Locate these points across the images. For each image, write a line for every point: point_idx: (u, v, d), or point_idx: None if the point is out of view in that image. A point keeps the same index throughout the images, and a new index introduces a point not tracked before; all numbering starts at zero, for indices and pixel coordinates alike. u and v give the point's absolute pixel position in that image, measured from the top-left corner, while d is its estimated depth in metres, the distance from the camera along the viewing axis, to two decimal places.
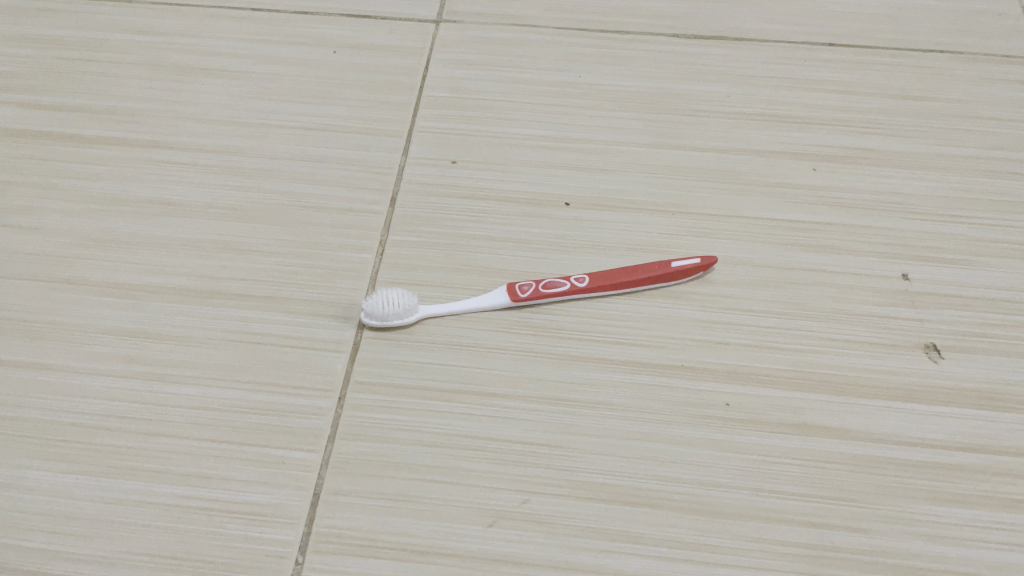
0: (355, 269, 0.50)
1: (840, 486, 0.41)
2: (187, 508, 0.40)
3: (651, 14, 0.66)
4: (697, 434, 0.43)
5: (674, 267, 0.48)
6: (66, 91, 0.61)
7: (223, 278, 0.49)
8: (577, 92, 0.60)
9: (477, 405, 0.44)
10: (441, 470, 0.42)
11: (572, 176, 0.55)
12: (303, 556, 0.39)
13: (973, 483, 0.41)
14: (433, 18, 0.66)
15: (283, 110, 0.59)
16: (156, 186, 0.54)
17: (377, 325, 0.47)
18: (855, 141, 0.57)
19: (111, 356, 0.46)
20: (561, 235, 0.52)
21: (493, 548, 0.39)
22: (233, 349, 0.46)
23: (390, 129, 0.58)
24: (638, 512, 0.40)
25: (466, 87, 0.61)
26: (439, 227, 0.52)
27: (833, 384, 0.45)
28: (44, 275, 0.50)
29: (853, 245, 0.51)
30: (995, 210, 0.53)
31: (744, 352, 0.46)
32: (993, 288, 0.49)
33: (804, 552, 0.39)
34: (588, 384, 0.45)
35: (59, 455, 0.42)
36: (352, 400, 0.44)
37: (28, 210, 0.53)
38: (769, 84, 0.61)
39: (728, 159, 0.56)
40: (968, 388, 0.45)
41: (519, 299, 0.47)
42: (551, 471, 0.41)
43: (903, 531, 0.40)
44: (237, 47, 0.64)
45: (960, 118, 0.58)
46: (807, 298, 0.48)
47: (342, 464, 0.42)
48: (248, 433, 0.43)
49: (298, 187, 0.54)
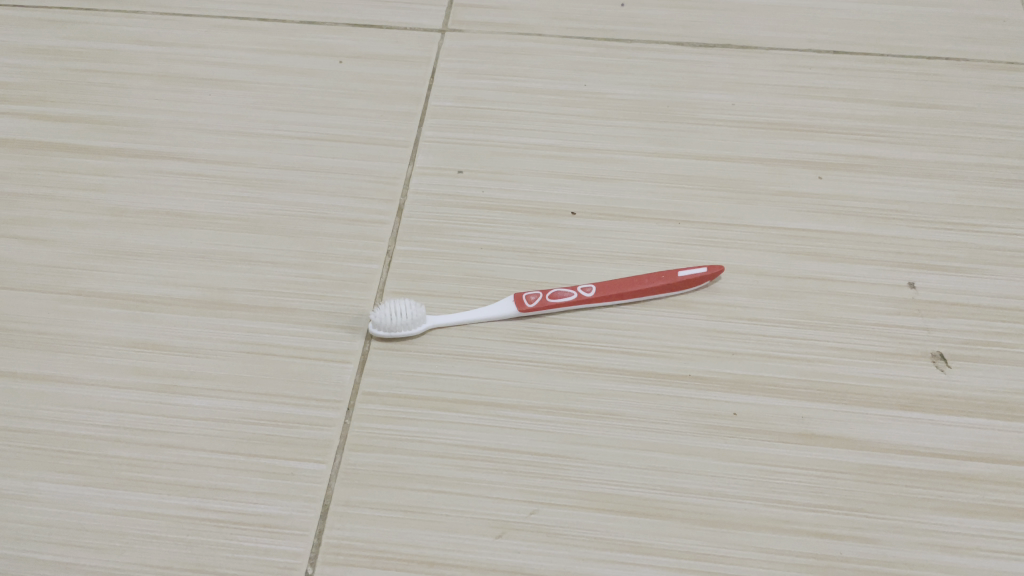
0: (363, 279, 0.50)
1: (848, 496, 0.41)
2: (196, 520, 0.40)
3: (655, 22, 0.66)
4: (705, 444, 0.43)
5: (681, 276, 0.48)
6: (75, 102, 0.61)
7: (231, 289, 0.50)
8: (582, 100, 0.61)
9: (485, 416, 0.44)
10: (450, 480, 0.42)
11: (578, 185, 0.55)
12: (313, 566, 0.39)
13: (980, 493, 0.41)
14: (439, 26, 0.66)
15: (290, 120, 0.59)
16: (164, 197, 0.55)
17: (385, 336, 0.47)
18: (860, 149, 0.57)
19: (120, 368, 0.46)
20: (569, 245, 0.52)
21: (502, 558, 0.39)
22: (242, 360, 0.46)
23: (397, 139, 0.58)
24: (648, 523, 0.40)
25: (472, 96, 0.61)
26: (446, 237, 0.52)
27: (841, 393, 0.45)
28: (53, 287, 0.50)
29: (859, 254, 0.51)
30: (1000, 217, 0.53)
31: (752, 362, 0.46)
32: (999, 297, 0.49)
33: (814, 562, 0.39)
34: (597, 394, 0.45)
35: (69, 466, 0.42)
36: (362, 411, 0.44)
37: (36, 221, 0.53)
38: (774, 92, 0.61)
39: (734, 167, 0.56)
40: (975, 397, 0.45)
41: (526, 309, 0.48)
42: (559, 482, 0.42)
43: (911, 541, 0.40)
44: (244, 56, 0.64)
45: (964, 126, 0.58)
46: (814, 307, 0.49)
47: (352, 475, 0.42)
48: (258, 445, 0.43)
49: (305, 197, 0.54)
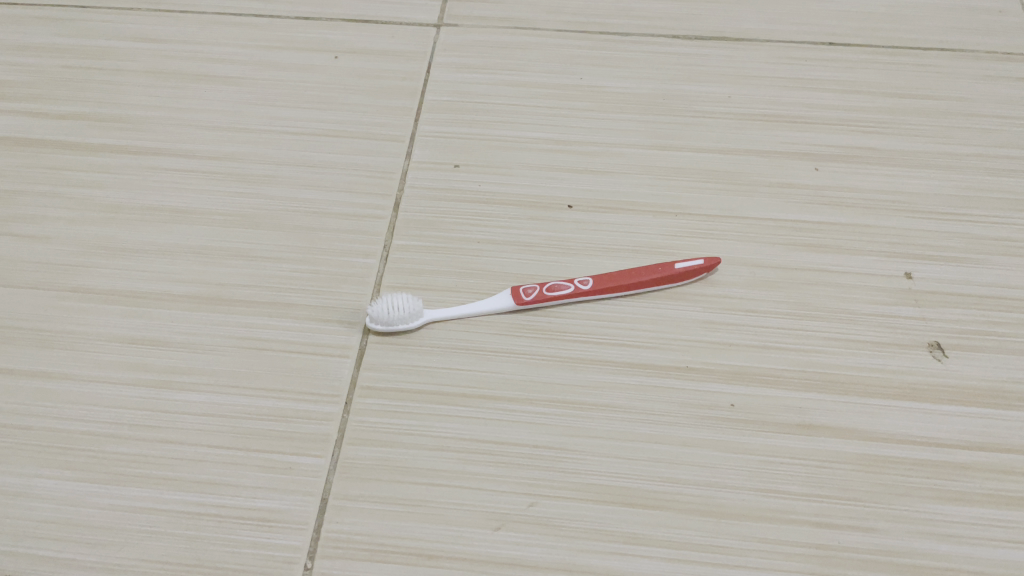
0: (360, 274, 0.50)
1: (846, 486, 0.41)
2: (195, 515, 0.40)
3: (650, 15, 0.66)
4: (703, 435, 0.43)
5: (677, 268, 0.48)
6: (70, 99, 0.61)
7: (228, 284, 0.50)
8: (579, 94, 0.61)
9: (483, 409, 0.44)
10: (448, 473, 0.42)
11: (574, 178, 0.55)
12: (312, 561, 0.39)
13: (977, 481, 0.41)
14: (435, 21, 0.66)
15: (286, 116, 0.59)
16: (161, 194, 0.55)
17: (382, 330, 0.47)
18: (856, 140, 0.57)
19: (119, 364, 0.46)
20: (565, 238, 0.52)
21: (501, 550, 0.39)
22: (240, 355, 0.46)
23: (394, 134, 0.58)
24: (646, 514, 0.40)
25: (468, 90, 0.61)
26: (443, 231, 0.52)
27: (838, 384, 0.45)
28: (51, 284, 0.50)
29: (856, 245, 0.51)
30: (998, 208, 0.53)
31: (748, 353, 0.46)
32: (996, 287, 0.49)
33: (813, 552, 0.39)
34: (594, 387, 0.45)
35: (68, 462, 0.42)
36: (359, 405, 0.44)
37: (33, 219, 0.53)
38: (770, 84, 0.61)
39: (730, 159, 0.56)
40: (972, 386, 0.45)
41: (524, 303, 0.48)
42: (558, 474, 0.42)
43: (910, 530, 0.40)
44: (239, 53, 0.64)
45: (961, 116, 0.58)
46: (811, 298, 0.49)
47: (350, 469, 0.42)
48: (257, 440, 0.43)
49: (302, 192, 0.55)
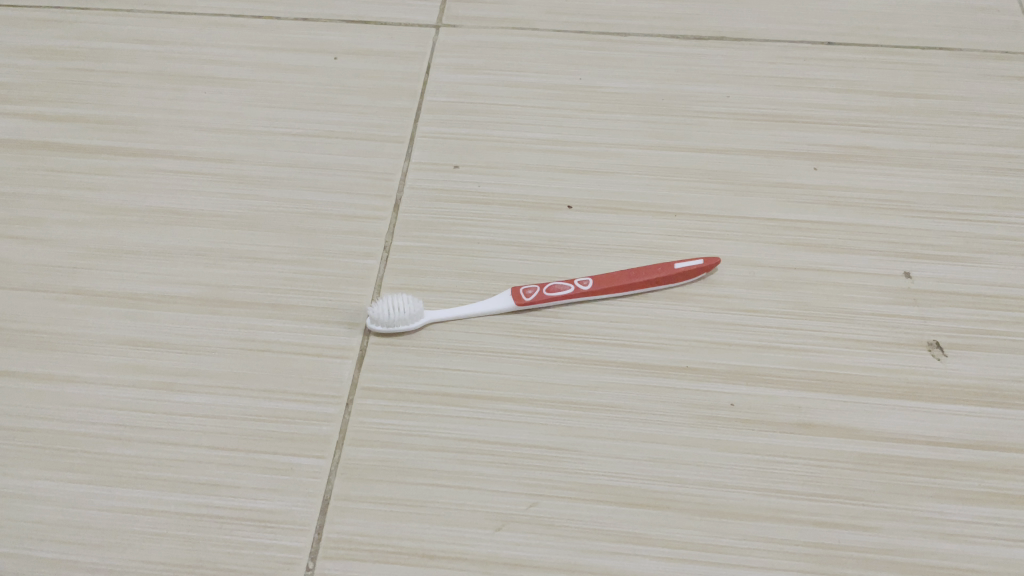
0: (361, 276, 0.50)
1: (846, 486, 0.41)
2: (197, 515, 0.41)
3: (648, 15, 0.66)
4: (703, 436, 0.43)
5: (677, 268, 0.49)
6: (69, 101, 0.61)
7: (229, 285, 0.50)
8: (579, 94, 0.61)
9: (484, 409, 0.44)
10: (448, 474, 0.42)
11: (574, 178, 0.55)
12: (313, 562, 0.39)
13: (976, 480, 0.42)
14: (434, 22, 0.66)
15: (286, 118, 0.60)
16: (162, 195, 0.55)
17: (382, 330, 0.47)
18: (855, 140, 0.57)
19: (120, 366, 0.46)
20: (565, 238, 0.52)
21: (502, 550, 0.39)
22: (242, 356, 0.46)
23: (394, 135, 0.58)
24: (646, 513, 0.41)
25: (467, 91, 0.61)
26: (443, 232, 0.52)
27: (837, 383, 0.45)
28: (52, 286, 0.50)
29: (855, 244, 0.51)
30: (997, 206, 0.53)
31: (748, 352, 0.46)
32: (995, 285, 0.49)
33: (813, 551, 0.39)
34: (594, 387, 0.45)
35: (70, 464, 0.42)
36: (360, 405, 0.45)
37: (33, 221, 0.53)
38: (769, 83, 0.61)
39: (729, 159, 0.56)
40: (971, 385, 0.45)
41: (524, 303, 0.48)
42: (559, 474, 0.42)
43: (910, 529, 0.40)
44: (238, 54, 0.64)
45: (959, 115, 0.58)
46: (811, 297, 0.49)
47: (352, 470, 0.42)
48: (259, 441, 0.43)
49: (302, 193, 0.55)
